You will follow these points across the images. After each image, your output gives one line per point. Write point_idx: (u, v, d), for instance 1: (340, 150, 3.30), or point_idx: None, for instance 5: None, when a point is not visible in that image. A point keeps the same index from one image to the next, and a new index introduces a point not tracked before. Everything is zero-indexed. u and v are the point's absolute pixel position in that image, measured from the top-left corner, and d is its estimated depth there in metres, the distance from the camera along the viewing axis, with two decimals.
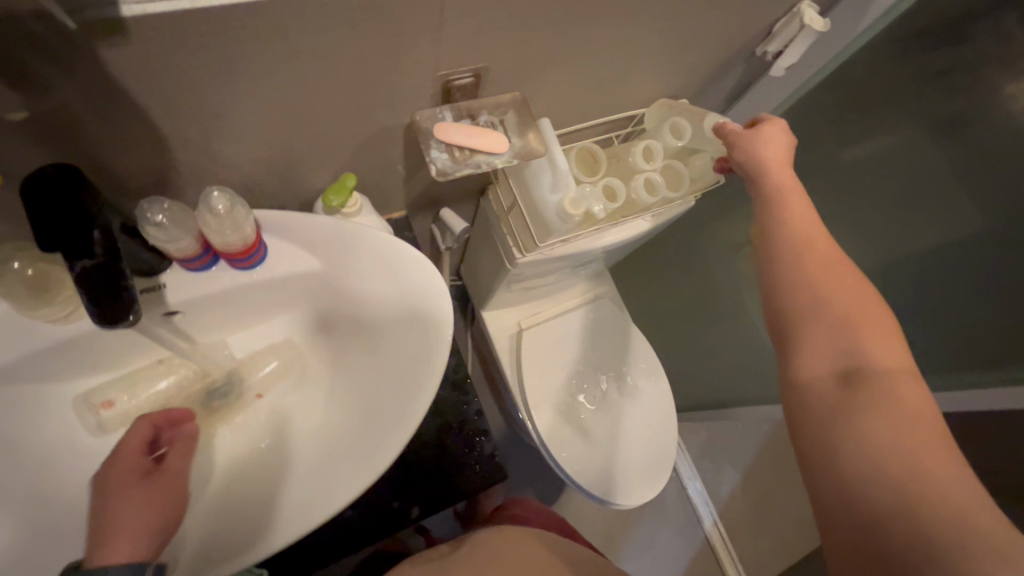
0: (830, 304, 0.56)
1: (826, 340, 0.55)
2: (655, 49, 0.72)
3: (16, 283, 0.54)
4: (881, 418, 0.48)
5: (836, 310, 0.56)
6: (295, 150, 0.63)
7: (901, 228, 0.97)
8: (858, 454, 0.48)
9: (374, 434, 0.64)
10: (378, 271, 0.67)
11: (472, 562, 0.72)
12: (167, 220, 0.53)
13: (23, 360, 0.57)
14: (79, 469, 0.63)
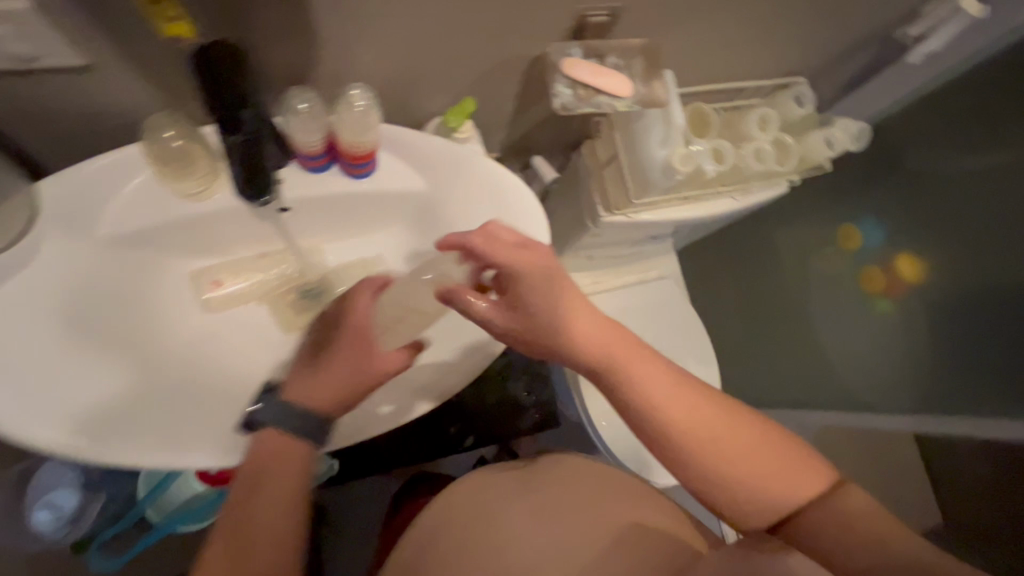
0: (666, 416, 0.58)
1: (677, 444, 0.58)
2: (794, 13, 0.69)
3: (163, 153, 0.57)
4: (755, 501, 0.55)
5: (718, 450, 0.56)
6: (422, 69, 0.65)
7: (999, 249, 0.96)
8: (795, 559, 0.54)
9: (460, 354, 0.67)
10: (482, 200, 0.68)
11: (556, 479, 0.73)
12: (308, 111, 0.57)
13: (157, 228, 0.61)
14: (183, 338, 0.67)
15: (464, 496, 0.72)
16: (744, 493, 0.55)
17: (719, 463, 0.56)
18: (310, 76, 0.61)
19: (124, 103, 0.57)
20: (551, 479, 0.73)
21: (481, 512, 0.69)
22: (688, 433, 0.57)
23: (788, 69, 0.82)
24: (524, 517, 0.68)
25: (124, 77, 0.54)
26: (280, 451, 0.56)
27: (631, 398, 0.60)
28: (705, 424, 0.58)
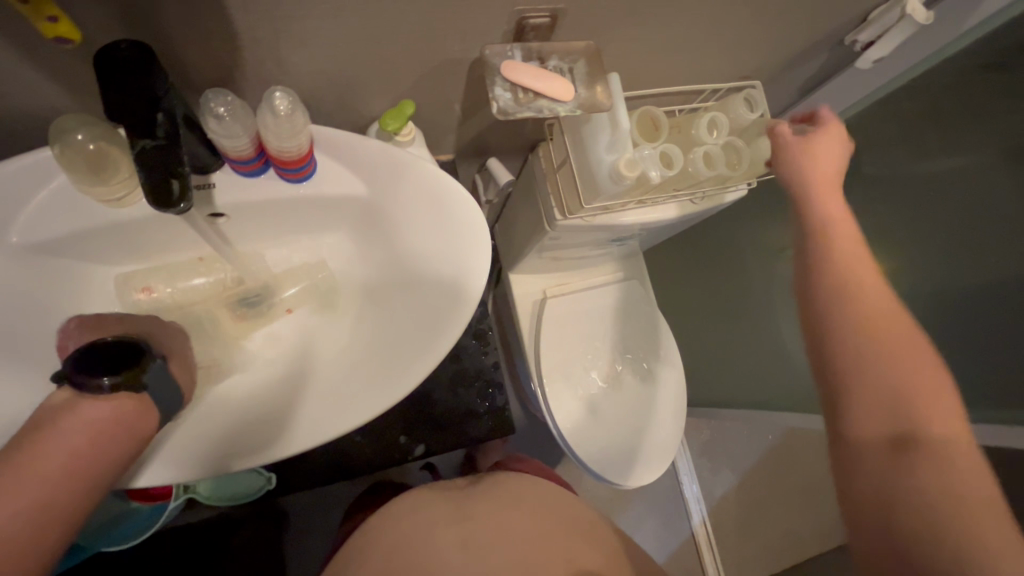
0: (855, 276, 0.60)
1: (841, 289, 0.59)
2: (742, 16, 0.68)
3: (77, 155, 0.54)
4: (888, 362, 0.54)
5: (874, 314, 0.57)
6: (359, 71, 0.63)
7: (961, 253, 0.94)
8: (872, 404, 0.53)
9: (400, 359, 0.64)
10: (424, 205, 0.66)
11: (493, 506, 0.71)
12: (230, 114, 0.53)
13: (75, 236, 0.59)
14: None
15: (394, 522, 0.68)
16: (889, 354, 0.54)
17: (868, 318, 0.56)
18: (236, 77, 0.58)
19: (32, 103, 0.54)
20: (488, 507, 0.71)
21: (409, 539, 0.66)
22: (844, 265, 0.61)
23: (742, 73, 0.82)
24: (456, 547, 0.65)
25: (27, 77, 0.51)
26: (125, 422, 0.48)
27: (825, 230, 0.63)
28: (860, 262, 0.61)
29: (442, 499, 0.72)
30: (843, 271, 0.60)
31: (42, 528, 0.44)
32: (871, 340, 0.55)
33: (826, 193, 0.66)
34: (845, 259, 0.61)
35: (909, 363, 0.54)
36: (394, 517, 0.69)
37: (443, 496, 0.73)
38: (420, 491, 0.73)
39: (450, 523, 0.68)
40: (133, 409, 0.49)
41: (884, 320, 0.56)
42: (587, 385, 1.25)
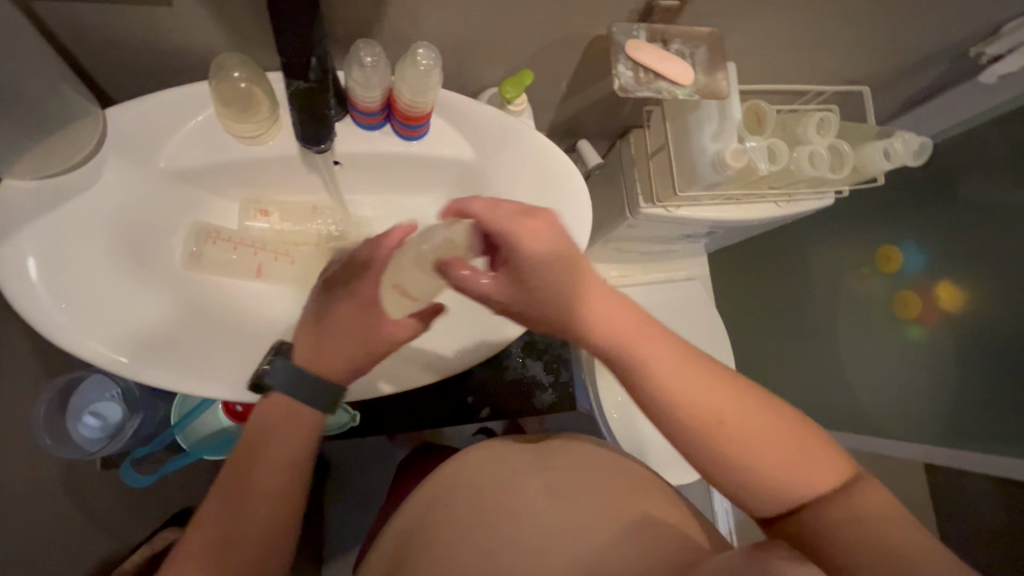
0: (655, 368, 0.54)
1: (710, 455, 0.53)
2: (868, 17, 0.67)
3: (228, 92, 0.57)
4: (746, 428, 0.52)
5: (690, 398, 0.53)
6: (486, 38, 0.65)
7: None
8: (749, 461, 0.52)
9: (490, 322, 0.67)
10: (527, 175, 0.69)
11: (572, 460, 0.73)
12: (373, 66, 0.57)
13: (212, 167, 0.64)
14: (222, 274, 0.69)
15: (472, 471, 0.71)
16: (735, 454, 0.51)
17: (716, 451, 0.52)
18: (375, 33, 0.61)
19: (197, 39, 0.59)
20: (565, 459, 0.73)
21: (493, 484, 0.69)
22: (669, 398, 0.53)
23: (851, 76, 0.80)
24: (539, 491, 0.68)
25: (198, 13, 0.55)
26: (288, 416, 0.58)
27: (597, 336, 0.55)
28: (691, 383, 0.53)
29: (519, 450, 0.75)
30: (642, 368, 0.54)
31: (283, 501, 0.57)
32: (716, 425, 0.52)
33: (635, 336, 0.54)
34: (653, 374, 0.53)
35: (756, 446, 0.51)
36: (472, 467, 0.72)
37: (519, 448, 0.75)
38: (494, 442, 0.76)
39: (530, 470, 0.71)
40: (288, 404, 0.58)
41: (705, 407, 0.52)
42: None
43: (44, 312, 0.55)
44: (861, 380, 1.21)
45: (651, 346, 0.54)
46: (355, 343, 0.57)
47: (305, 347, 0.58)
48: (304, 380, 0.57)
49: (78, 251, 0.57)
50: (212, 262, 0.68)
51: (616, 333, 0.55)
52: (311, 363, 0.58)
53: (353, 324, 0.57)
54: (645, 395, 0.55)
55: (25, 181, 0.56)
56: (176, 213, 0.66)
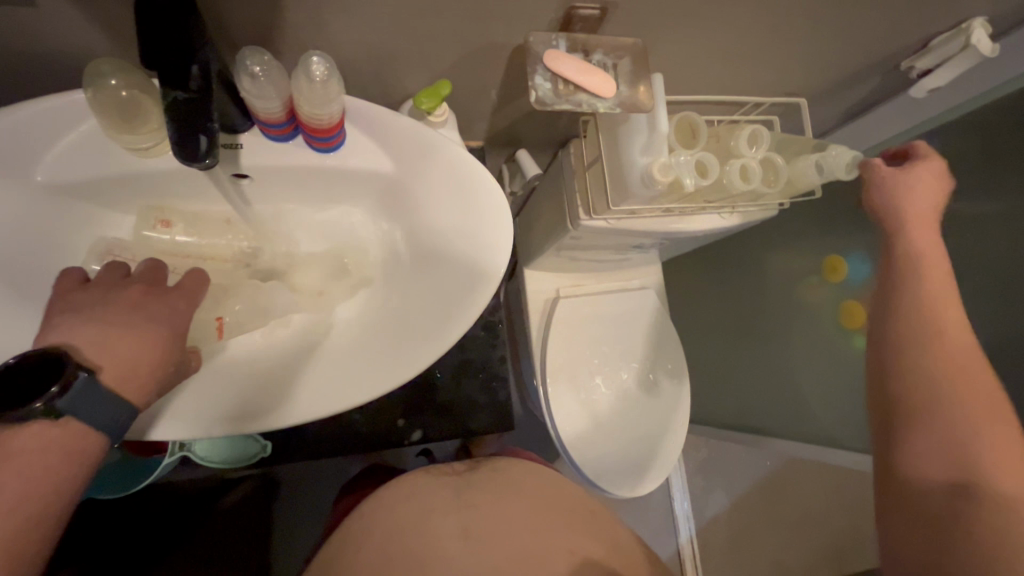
0: (941, 316, 0.61)
1: (966, 381, 0.58)
2: (796, 29, 0.66)
3: (111, 103, 0.53)
4: (937, 364, 0.59)
5: (950, 357, 0.59)
6: (399, 46, 0.62)
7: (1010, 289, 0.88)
8: (952, 393, 0.57)
9: (405, 346, 0.63)
10: (447, 188, 0.65)
11: (493, 496, 0.69)
12: (265, 75, 0.52)
13: (99, 181, 0.59)
14: None
15: (389, 507, 0.67)
16: (948, 373, 0.58)
17: (948, 362, 0.59)
18: (274, 39, 0.57)
19: (72, 43, 0.54)
20: (486, 496, 0.69)
21: (411, 524, 0.64)
22: (941, 330, 0.61)
23: (788, 88, 0.79)
24: (457, 532, 0.63)
25: (66, 15, 0.50)
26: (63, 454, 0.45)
27: (913, 259, 0.65)
28: (959, 332, 0.60)
29: (443, 484, 0.71)
30: (933, 308, 0.62)
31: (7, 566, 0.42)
32: (941, 346, 0.60)
33: (933, 248, 0.66)
34: (937, 310, 0.62)
35: (970, 390, 0.57)
36: (394, 501, 0.68)
37: (441, 481, 0.71)
38: (420, 474, 0.73)
39: (450, 506, 0.67)
40: (67, 438, 0.46)
41: (953, 336, 0.60)
42: (590, 390, 1.23)
43: None
44: (811, 389, 1.20)
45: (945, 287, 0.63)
46: (141, 344, 0.51)
47: (105, 360, 0.49)
48: (102, 402, 0.47)
49: None
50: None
51: (923, 243, 0.66)
52: (115, 379, 0.49)
53: (130, 322, 0.52)
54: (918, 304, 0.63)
55: None
56: (59, 231, 0.60)
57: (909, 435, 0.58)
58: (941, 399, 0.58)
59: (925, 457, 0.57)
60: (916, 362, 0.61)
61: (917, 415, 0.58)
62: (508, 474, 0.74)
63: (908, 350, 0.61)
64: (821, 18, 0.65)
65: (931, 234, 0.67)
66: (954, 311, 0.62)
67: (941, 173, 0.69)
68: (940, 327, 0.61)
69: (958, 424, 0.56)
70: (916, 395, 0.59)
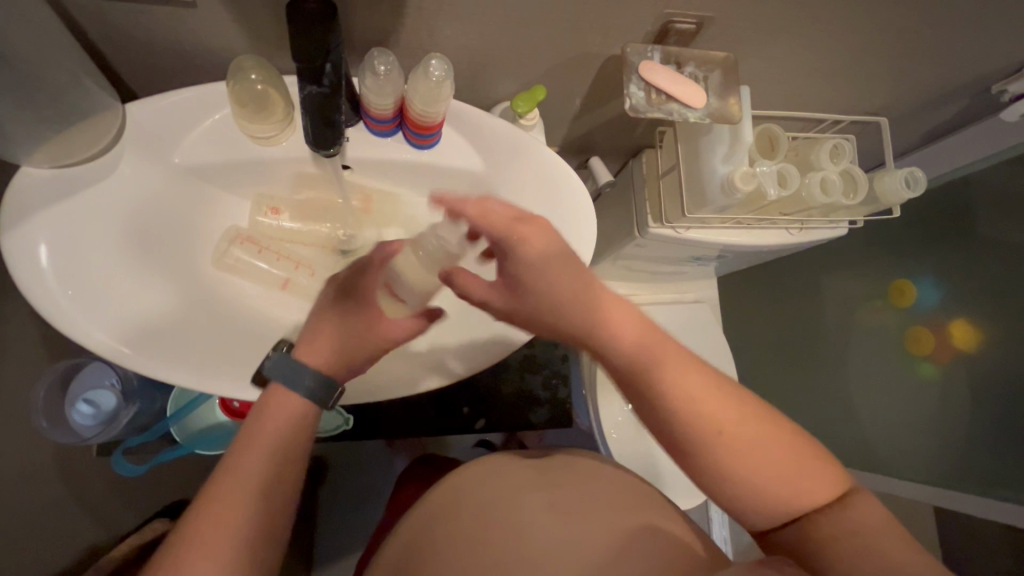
0: (672, 381, 0.53)
1: (697, 418, 0.53)
2: (887, 47, 0.67)
3: (246, 92, 0.58)
4: (698, 433, 0.53)
5: (703, 411, 0.53)
6: (499, 53, 0.66)
7: None
8: (724, 477, 0.52)
9: (485, 334, 0.67)
10: (531, 188, 0.69)
11: (575, 479, 0.71)
12: (386, 75, 0.57)
13: (225, 164, 0.65)
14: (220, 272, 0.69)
15: (473, 483, 0.71)
16: (747, 456, 0.51)
17: (705, 454, 0.53)
18: (390, 42, 0.62)
19: (217, 40, 0.60)
20: (566, 475, 0.72)
21: (500, 500, 0.68)
22: (684, 408, 0.53)
23: (869, 107, 0.80)
24: (543, 509, 0.66)
25: (218, 15, 0.57)
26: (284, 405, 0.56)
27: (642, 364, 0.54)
28: (712, 398, 0.53)
29: (522, 467, 0.73)
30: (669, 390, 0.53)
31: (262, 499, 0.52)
32: (692, 414, 0.53)
33: (610, 306, 0.54)
34: (677, 390, 0.53)
35: (742, 452, 0.52)
36: (477, 482, 0.70)
37: (518, 466, 0.73)
38: (495, 456, 0.76)
39: (529, 488, 0.69)
40: (293, 401, 0.56)
41: (712, 405, 0.53)
42: None
43: (52, 299, 0.56)
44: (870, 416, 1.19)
45: (619, 318, 0.54)
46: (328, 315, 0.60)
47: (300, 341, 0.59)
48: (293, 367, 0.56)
49: (90, 242, 0.59)
50: (227, 262, 0.69)
51: (614, 323, 0.54)
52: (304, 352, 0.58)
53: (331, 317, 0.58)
54: (615, 357, 0.55)
55: (41, 167, 0.57)
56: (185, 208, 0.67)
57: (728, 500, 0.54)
58: (731, 466, 0.52)
59: (760, 514, 0.53)
60: (695, 409, 0.53)
61: (737, 479, 0.52)
62: (577, 464, 0.75)
63: (669, 411, 0.53)
64: (915, 39, 0.65)
65: (638, 326, 0.54)
66: (692, 375, 0.54)
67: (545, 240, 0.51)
68: (678, 412, 0.53)
69: (749, 462, 0.51)
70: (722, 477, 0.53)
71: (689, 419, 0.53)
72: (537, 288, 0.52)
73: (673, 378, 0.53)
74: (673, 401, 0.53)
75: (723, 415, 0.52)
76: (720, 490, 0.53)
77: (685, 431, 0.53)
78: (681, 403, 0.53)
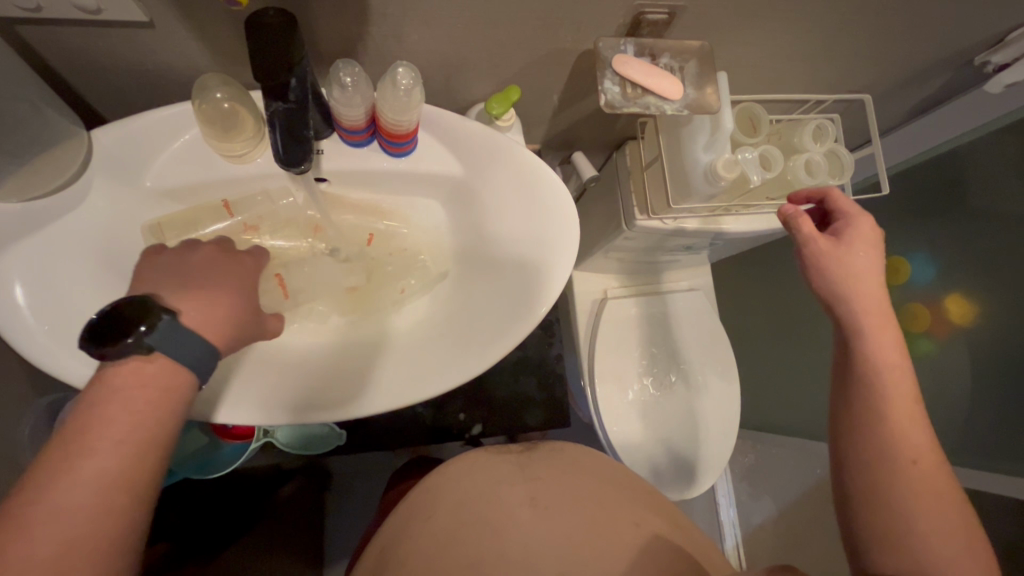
0: (868, 326, 0.58)
1: (905, 407, 0.56)
2: (865, 27, 0.66)
3: (215, 112, 0.57)
4: (894, 411, 0.56)
5: (890, 380, 0.57)
6: (471, 56, 0.65)
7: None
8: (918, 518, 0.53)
9: (473, 341, 0.66)
10: (515, 187, 0.67)
11: (560, 472, 0.71)
12: (353, 86, 0.56)
13: (197, 186, 0.64)
14: None
15: (458, 475, 0.71)
16: (910, 459, 0.54)
17: (885, 416, 0.56)
18: (358, 52, 0.61)
19: (182, 59, 0.59)
20: (548, 468, 0.72)
21: (481, 493, 0.68)
22: (886, 393, 0.56)
23: (852, 85, 0.78)
24: (523, 503, 0.66)
25: (179, 34, 0.55)
26: (159, 383, 0.48)
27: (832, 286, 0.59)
28: (903, 396, 0.56)
29: (506, 461, 0.73)
30: (876, 351, 0.57)
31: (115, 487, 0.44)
32: (884, 383, 0.57)
33: (870, 260, 0.59)
34: (888, 373, 0.57)
35: (935, 505, 0.53)
36: (462, 473, 0.71)
37: (504, 458, 0.74)
38: (484, 453, 0.75)
39: (519, 486, 0.68)
40: (160, 370, 0.48)
41: (892, 374, 0.57)
42: (638, 391, 1.23)
43: (28, 333, 0.55)
44: None
45: (883, 342, 0.57)
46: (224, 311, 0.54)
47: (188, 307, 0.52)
48: (184, 339, 0.49)
49: (61, 272, 0.57)
50: None
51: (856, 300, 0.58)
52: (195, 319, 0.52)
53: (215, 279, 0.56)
54: (868, 368, 0.57)
55: (10, 204, 0.56)
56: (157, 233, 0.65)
57: (873, 531, 0.55)
58: (910, 484, 0.54)
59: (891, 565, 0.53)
60: (901, 440, 0.55)
61: (876, 501, 0.55)
62: (568, 455, 0.76)
63: (868, 356, 0.57)
64: (892, 15, 0.64)
65: (879, 302, 0.58)
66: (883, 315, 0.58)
67: (871, 237, 0.60)
68: (881, 369, 0.57)
69: (943, 537, 0.52)
70: (879, 499, 0.54)
71: (882, 430, 0.56)
72: (848, 272, 0.58)
73: (876, 355, 0.57)
74: (879, 347, 0.57)
75: (925, 470, 0.54)
76: (900, 519, 0.53)
77: (898, 483, 0.54)
78: (877, 370, 0.57)
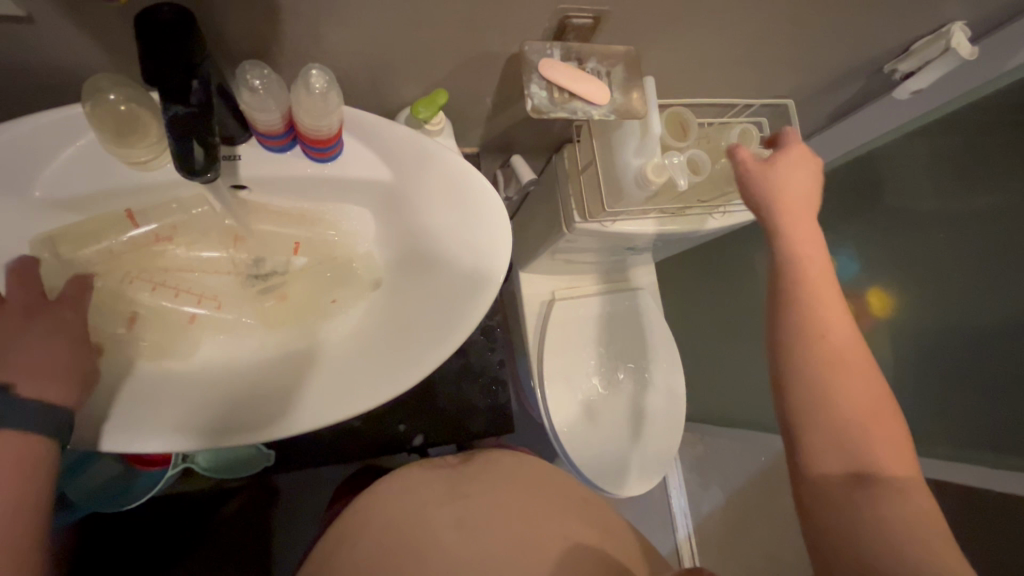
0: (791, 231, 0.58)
1: (832, 300, 0.55)
2: (783, 36, 0.68)
3: (109, 115, 0.53)
4: (821, 309, 0.55)
5: (815, 276, 0.56)
6: (395, 59, 0.63)
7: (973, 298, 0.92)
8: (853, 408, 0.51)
9: (405, 354, 0.63)
10: (447, 190, 0.66)
11: (492, 486, 0.71)
12: (264, 88, 0.53)
13: (94, 195, 0.59)
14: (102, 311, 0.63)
15: (382, 500, 0.68)
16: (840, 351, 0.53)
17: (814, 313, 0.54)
18: (272, 53, 0.58)
19: (72, 57, 0.54)
20: (478, 483, 0.71)
21: (408, 516, 0.66)
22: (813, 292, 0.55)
23: (775, 91, 0.81)
24: (450, 525, 0.65)
25: (65, 30, 0.51)
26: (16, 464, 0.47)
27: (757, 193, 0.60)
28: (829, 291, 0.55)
29: (438, 477, 0.71)
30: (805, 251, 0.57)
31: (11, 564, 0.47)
32: (811, 280, 0.56)
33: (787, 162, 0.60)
34: (812, 270, 0.56)
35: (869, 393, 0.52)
36: (390, 495, 0.68)
37: (437, 472, 0.72)
38: (415, 468, 0.73)
39: (448, 507, 0.67)
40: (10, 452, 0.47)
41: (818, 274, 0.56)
42: (587, 391, 1.23)
43: None
44: None
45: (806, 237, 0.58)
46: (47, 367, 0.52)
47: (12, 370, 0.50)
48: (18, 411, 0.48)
49: None
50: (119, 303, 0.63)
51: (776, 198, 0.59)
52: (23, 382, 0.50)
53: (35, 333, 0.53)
54: (793, 266, 0.57)
55: None
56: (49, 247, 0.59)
57: (814, 433, 0.52)
58: (842, 368, 0.52)
59: (828, 459, 0.52)
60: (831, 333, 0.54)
61: (814, 402, 0.52)
62: (504, 467, 0.75)
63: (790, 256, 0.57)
64: (807, 25, 0.66)
65: (800, 200, 0.59)
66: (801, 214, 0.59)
67: (793, 139, 0.61)
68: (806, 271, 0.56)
69: (874, 427, 0.51)
70: (817, 394, 0.53)
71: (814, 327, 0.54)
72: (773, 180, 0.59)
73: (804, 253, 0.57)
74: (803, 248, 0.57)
75: (855, 359, 0.53)
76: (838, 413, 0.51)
77: (831, 379, 0.52)
78: (804, 259, 0.56)
